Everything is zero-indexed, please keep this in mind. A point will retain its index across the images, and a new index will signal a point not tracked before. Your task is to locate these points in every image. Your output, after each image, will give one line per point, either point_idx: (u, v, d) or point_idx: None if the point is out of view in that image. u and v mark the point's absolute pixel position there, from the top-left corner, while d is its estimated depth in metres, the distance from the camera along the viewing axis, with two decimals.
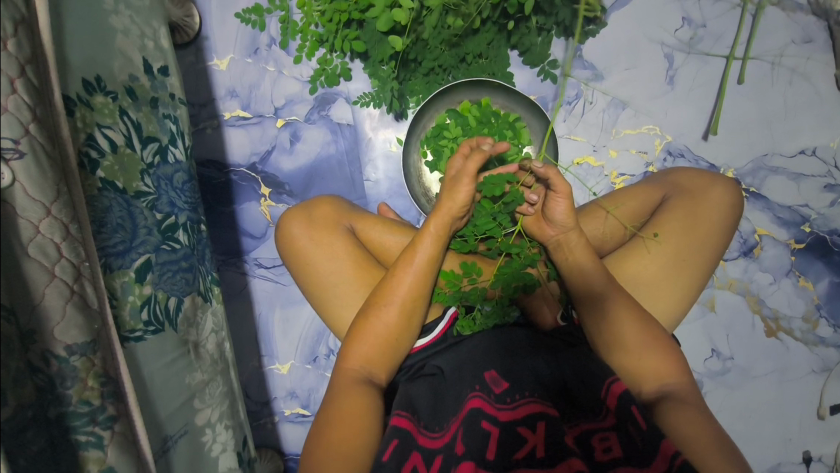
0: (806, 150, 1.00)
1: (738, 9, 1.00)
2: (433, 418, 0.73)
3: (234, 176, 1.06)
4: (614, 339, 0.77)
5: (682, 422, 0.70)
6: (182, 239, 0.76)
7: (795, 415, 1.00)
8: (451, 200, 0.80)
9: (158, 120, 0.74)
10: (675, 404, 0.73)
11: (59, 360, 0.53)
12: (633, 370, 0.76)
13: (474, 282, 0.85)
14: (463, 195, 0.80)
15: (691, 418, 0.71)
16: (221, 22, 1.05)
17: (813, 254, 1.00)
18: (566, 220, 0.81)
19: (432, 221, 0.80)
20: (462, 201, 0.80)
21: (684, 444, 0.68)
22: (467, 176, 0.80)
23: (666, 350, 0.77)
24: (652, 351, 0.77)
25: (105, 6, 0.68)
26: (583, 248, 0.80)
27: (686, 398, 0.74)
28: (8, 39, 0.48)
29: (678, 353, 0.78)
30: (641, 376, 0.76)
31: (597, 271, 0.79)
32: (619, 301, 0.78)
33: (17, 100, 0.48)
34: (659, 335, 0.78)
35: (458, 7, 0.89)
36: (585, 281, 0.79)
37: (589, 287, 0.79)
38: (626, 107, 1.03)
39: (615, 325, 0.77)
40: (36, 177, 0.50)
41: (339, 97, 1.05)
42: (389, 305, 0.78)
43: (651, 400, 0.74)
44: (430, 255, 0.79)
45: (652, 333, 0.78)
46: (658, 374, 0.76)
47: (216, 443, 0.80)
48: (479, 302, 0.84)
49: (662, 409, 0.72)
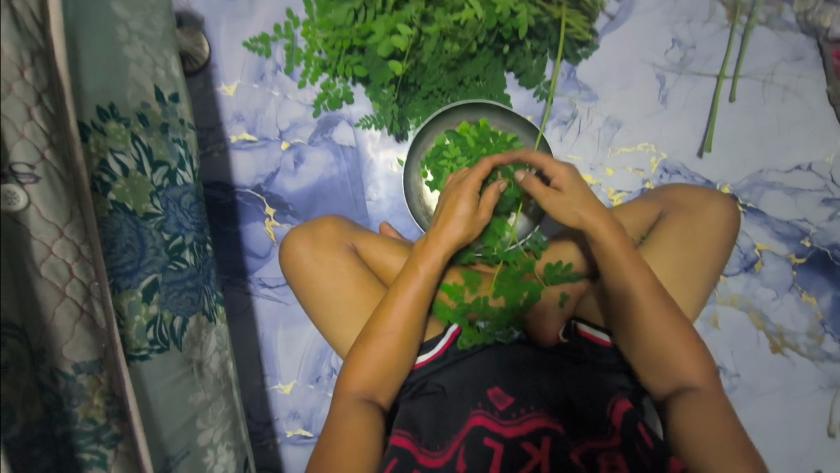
0: (801, 166, 1.01)
1: (727, 30, 1.03)
2: (435, 435, 0.73)
3: (239, 197, 1.09)
4: (640, 335, 0.76)
5: (692, 419, 0.71)
6: (188, 259, 0.78)
7: (805, 433, 0.98)
8: (447, 224, 0.83)
9: (167, 144, 0.77)
10: (692, 401, 0.73)
11: (66, 377, 0.55)
12: (657, 365, 0.75)
13: (475, 293, 0.87)
14: (456, 222, 0.82)
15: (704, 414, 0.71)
16: (229, 49, 1.09)
17: (814, 268, 1.00)
18: (586, 211, 0.78)
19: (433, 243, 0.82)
20: (466, 226, 0.83)
21: (694, 442, 0.70)
22: (484, 209, 0.85)
23: (691, 346, 0.75)
24: (676, 350, 0.75)
25: (120, 38, 0.72)
26: (612, 238, 0.77)
27: (707, 393, 0.73)
28: (26, 69, 0.51)
29: (704, 352, 0.76)
30: (664, 371, 0.75)
31: (630, 264, 0.76)
32: (646, 302, 0.75)
33: (33, 127, 0.51)
34: (688, 333, 0.76)
35: (454, 34, 0.91)
36: (616, 269, 0.77)
37: (626, 297, 0.77)
38: (621, 126, 1.05)
39: (649, 339, 0.75)
40: (51, 200, 0.52)
41: (342, 120, 1.09)
42: (389, 332, 0.77)
43: (667, 396, 0.75)
44: (427, 278, 0.80)
45: (680, 330, 0.75)
46: (680, 370, 0.74)
47: (218, 464, 0.80)
48: (482, 315, 0.85)
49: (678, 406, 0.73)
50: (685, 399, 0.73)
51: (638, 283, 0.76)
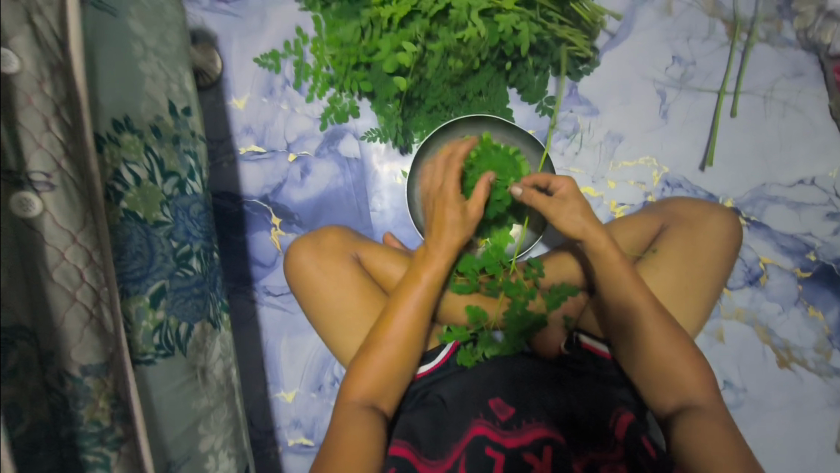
0: (804, 180, 1.01)
1: (727, 46, 1.04)
2: (435, 446, 0.73)
3: (246, 207, 1.11)
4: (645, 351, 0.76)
5: (700, 435, 0.68)
6: (195, 266, 0.80)
7: (814, 451, 0.96)
8: (447, 230, 0.83)
9: (179, 155, 0.80)
10: (698, 417, 0.70)
11: (73, 380, 0.56)
12: (660, 381, 0.75)
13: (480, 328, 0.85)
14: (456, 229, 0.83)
15: (711, 431, 0.68)
16: (240, 65, 1.13)
17: (820, 283, 0.99)
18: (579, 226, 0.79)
19: (434, 250, 0.83)
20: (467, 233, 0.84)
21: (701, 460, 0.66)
22: (475, 204, 0.83)
23: (693, 362, 0.75)
24: (680, 367, 0.74)
25: (136, 54, 0.75)
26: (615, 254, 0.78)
27: (712, 411, 0.71)
28: (46, 83, 0.54)
29: (708, 369, 0.75)
30: (663, 387, 0.74)
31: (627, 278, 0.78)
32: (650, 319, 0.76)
33: (51, 137, 0.54)
34: (692, 351, 0.76)
35: (457, 50, 0.94)
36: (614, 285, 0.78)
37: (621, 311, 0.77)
38: (622, 140, 1.06)
39: (654, 355, 0.75)
40: (65, 207, 0.55)
41: (348, 132, 1.11)
42: (392, 340, 0.78)
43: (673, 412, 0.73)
44: (428, 285, 0.80)
45: (684, 347, 0.75)
46: (684, 386, 0.73)
47: (219, 471, 0.81)
48: (488, 346, 0.84)
49: (681, 422, 0.71)
50: (689, 415, 0.71)
51: (640, 297, 0.77)
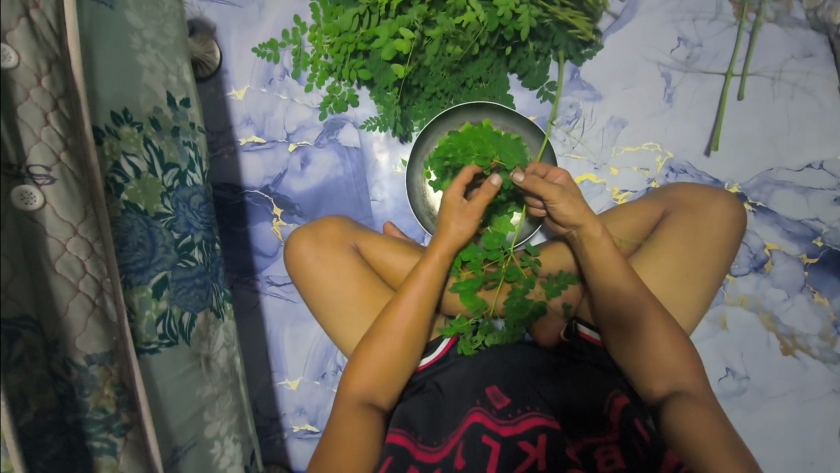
0: (813, 164, 0.99)
1: (735, 27, 1.01)
2: (431, 432, 0.74)
3: (248, 198, 1.12)
4: (639, 341, 0.77)
5: (689, 421, 0.70)
6: (197, 257, 0.81)
7: (818, 438, 0.95)
8: (448, 229, 0.83)
9: (178, 147, 0.80)
10: (686, 402, 0.73)
11: (78, 368, 0.57)
12: (651, 368, 0.76)
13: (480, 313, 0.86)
14: (457, 227, 0.82)
15: (697, 414, 0.71)
16: (238, 55, 1.12)
17: (827, 269, 0.97)
18: (577, 218, 0.79)
19: (434, 247, 0.82)
20: (468, 231, 0.83)
21: (692, 443, 0.69)
22: (473, 210, 0.84)
23: (681, 349, 0.77)
24: (667, 356, 0.76)
25: (134, 46, 0.75)
26: (605, 246, 0.78)
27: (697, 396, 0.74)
28: (43, 77, 0.54)
29: (696, 357, 0.78)
30: (654, 374, 0.76)
31: (618, 269, 0.78)
32: (644, 310, 0.77)
33: (49, 131, 0.55)
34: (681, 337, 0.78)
35: (457, 36, 0.92)
36: (600, 276, 0.79)
37: (621, 306, 0.77)
38: (626, 125, 1.04)
39: (646, 345, 0.76)
40: (65, 200, 0.55)
41: (347, 122, 1.11)
42: (391, 336, 0.79)
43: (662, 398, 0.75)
44: (428, 283, 0.80)
45: (673, 336, 0.77)
46: (674, 372, 0.76)
47: (224, 456, 0.83)
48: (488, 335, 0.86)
49: (670, 407, 0.73)
50: (679, 399, 0.73)
51: (628, 287, 0.77)
